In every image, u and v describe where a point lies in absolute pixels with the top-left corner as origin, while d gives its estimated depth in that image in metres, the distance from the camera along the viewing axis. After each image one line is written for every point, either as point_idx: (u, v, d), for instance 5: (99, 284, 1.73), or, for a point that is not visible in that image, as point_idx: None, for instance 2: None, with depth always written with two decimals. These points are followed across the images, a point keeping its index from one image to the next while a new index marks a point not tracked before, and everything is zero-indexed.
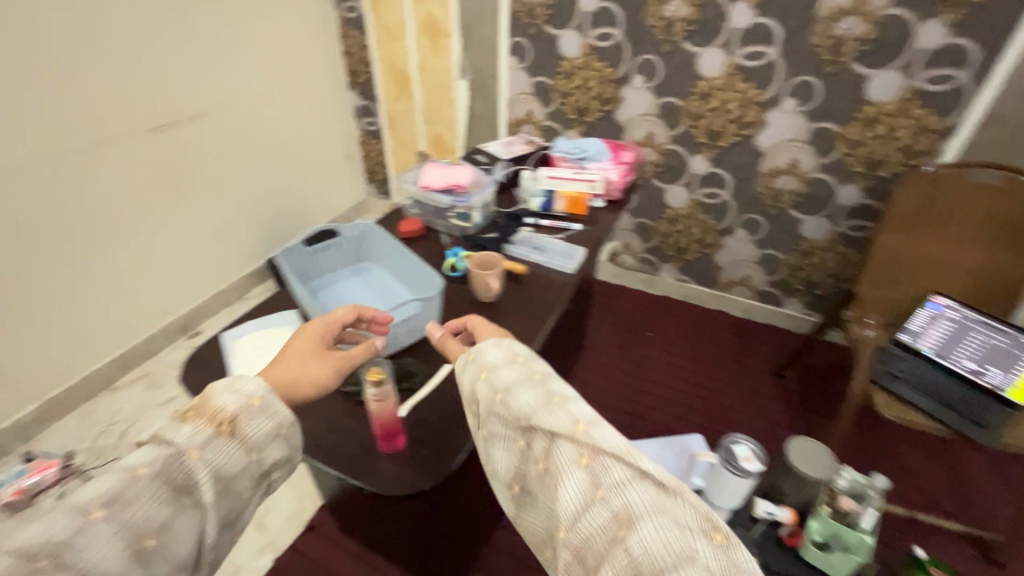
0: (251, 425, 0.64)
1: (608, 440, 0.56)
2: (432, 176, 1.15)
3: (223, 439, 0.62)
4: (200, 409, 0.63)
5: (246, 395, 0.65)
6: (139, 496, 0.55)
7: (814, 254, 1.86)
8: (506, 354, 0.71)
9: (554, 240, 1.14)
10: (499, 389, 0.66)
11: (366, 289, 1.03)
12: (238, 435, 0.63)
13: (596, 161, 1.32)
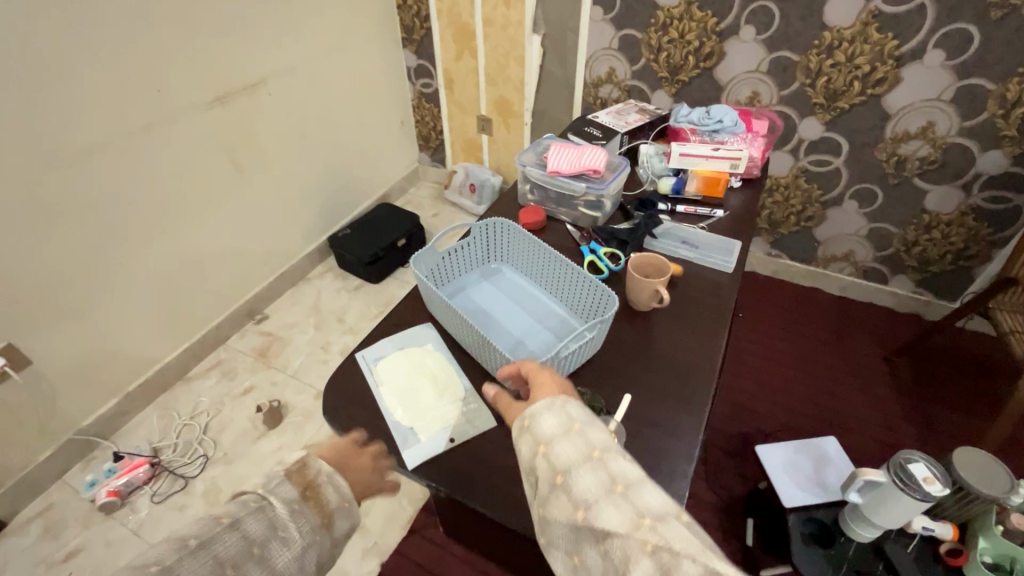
0: (339, 519, 0.56)
1: (678, 537, 0.45)
2: (559, 159, 1.00)
3: (307, 505, 0.55)
4: (307, 479, 0.57)
5: (335, 490, 0.57)
6: (222, 547, 0.49)
7: (937, 228, 1.67)
8: (556, 410, 0.56)
9: (699, 231, 1.00)
10: (544, 455, 0.54)
11: (506, 300, 0.86)
12: (320, 512, 0.55)
13: (731, 133, 1.15)
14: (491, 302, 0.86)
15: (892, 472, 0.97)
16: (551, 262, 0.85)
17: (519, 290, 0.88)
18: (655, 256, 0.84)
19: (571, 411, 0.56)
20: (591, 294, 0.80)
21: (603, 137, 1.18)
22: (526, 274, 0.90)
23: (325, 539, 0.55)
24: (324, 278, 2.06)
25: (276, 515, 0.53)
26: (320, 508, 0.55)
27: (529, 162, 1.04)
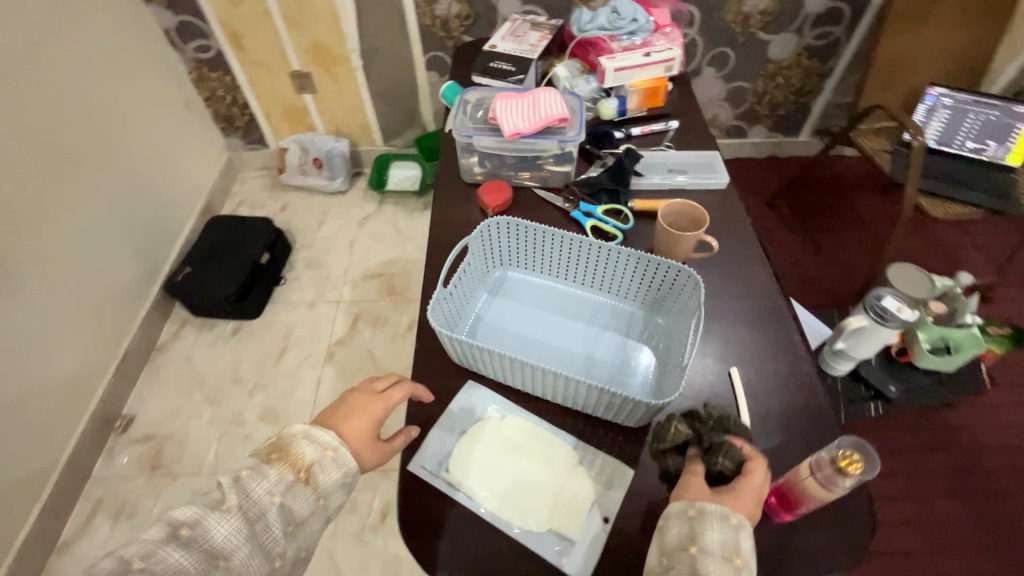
0: (321, 470, 0.56)
1: None
2: (512, 116, 0.79)
3: (274, 464, 0.55)
4: (281, 451, 0.56)
5: (313, 444, 0.57)
6: (190, 516, 0.52)
7: (779, 74, 1.80)
8: (731, 531, 0.48)
9: (670, 154, 0.91)
10: (692, 557, 0.47)
11: (545, 314, 0.70)
12: (292, 467, 0.55)
13: (648, 31, 1.02)
14: (524, 324, 0.69)
15: (869, 310, 1.09)
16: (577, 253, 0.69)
17: (546, 294, 0.72)
18: (680, 201, 0.73)
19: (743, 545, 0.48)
20: (644, 275, 0.67)
21: (519, 73, 0.98)
22: (544, 270, 0.73)
23: (306, 492, 0.55)
24: (183, 337, 1.59)
25: (244, 474, 0.54)
26: (294, 463, 0.55)
27: (470, 128, 0.81)
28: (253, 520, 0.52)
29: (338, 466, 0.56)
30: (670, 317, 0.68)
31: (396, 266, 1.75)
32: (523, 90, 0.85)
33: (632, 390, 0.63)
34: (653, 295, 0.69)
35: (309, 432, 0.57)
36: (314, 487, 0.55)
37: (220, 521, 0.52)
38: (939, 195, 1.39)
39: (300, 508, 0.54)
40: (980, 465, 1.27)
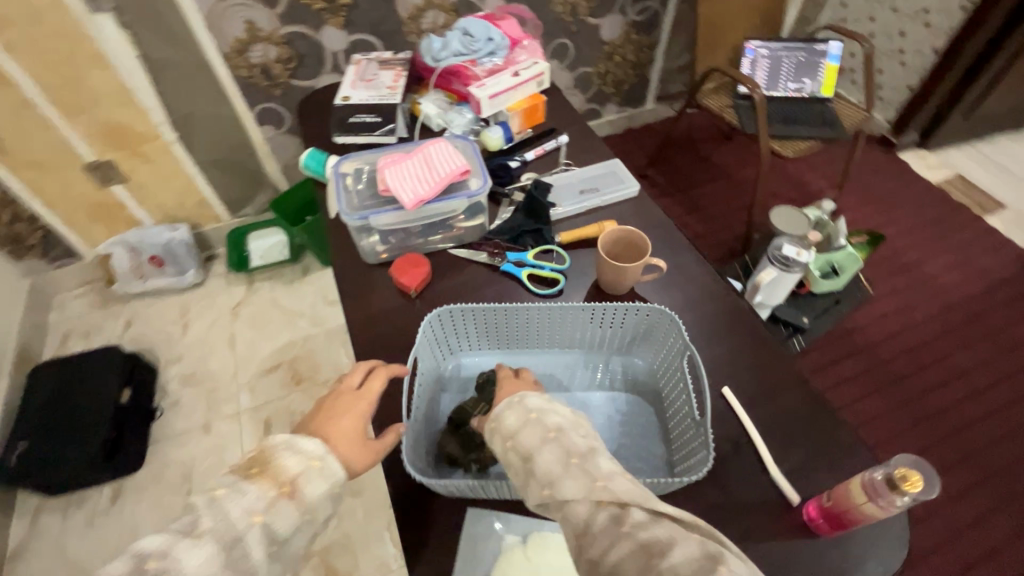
0: (308, 483, 0.45)
1: (626, 491, 0.42)
2: (408, 182, 0.67)
3: (253, 481, 0.43)
4: (261, 463, 0.45)
5: (297, 453, 0.46)
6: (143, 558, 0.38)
7: (616, 53, 1.87)
8: (517, 406, 0.49)
9: (573, 171, 0.86)
10: (510, 448, 0.47)
11: None
12: (276, 481, 0.44)
13: (507, 48, 0.95)
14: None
15: (774, 263, 1.16)
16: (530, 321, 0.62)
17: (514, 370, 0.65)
18: (614, 229, 0.68)
19: (554, 414, 0.48)
20: (609, 321, 0.61)
21: (388, 121, 0.87)
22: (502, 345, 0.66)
23: (290, 509, 0.43)
24: (45, 525, 1.25)
25: (217, 494, 0.42)
26: (276, 476, 0.44)
27: (362, 207, 0.69)
28: (230, 546, 0.40)
29: (327, 479, 0.46)
30: (648, 354, 0.64)
31: (293, 349, 1.52)
32: (407, 146, 0.74)
33: (640, 450, 0.58)
34: (625, 337, 0.63)
35: (293, 439, 0.47)
36: (302, 501, 0.44)
37: (191, 551, 0.39)
38: (785, 137, 1.54)
39: (287, 526, 0.43)
40: (878, 358, 1.46)
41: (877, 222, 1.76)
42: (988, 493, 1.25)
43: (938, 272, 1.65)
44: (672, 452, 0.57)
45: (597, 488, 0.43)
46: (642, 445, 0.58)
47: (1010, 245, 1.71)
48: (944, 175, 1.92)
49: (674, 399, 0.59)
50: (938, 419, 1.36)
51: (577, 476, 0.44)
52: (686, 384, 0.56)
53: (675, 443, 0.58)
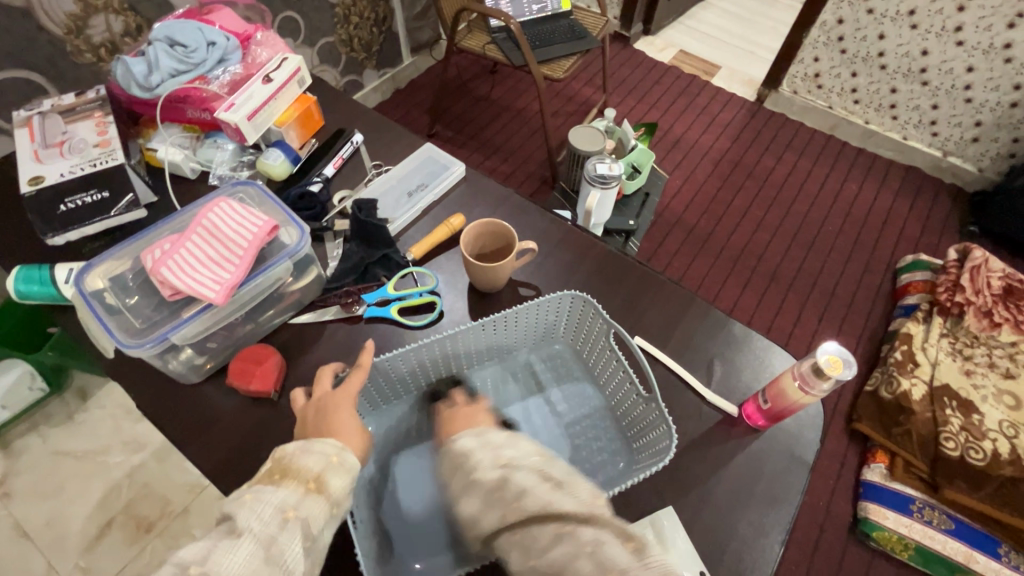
0: (334, 477, 0.44)
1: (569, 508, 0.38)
2: (199, 269, 0.49)
3: (280, 485, 0.42)
4: (283, 470, 0.43)
5: (315, 453, 0.44)
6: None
7: (351, 15, 1.68)
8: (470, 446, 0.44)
9: (389, 172, 0.74)
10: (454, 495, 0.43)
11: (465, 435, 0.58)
12: (300, 480, 0.43)
13: (239, 49, 0.75)
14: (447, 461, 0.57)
15: (594, 185, 1.20)
16: (447, 351, 0.57)
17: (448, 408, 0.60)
18: (470, 227, 0.60)
19: (478, 450, 0.43)
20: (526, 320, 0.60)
21: (126, 191, 0.63)
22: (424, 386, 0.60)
23: (321, 503, 0.42)
24: None
25: (243, 499, 0.41)
26: (298, 476, 0.43)
27: (148, 325, 0.49)
28: (271, 542, 0.38)
29: (349, 472, 0.45)
30: (566, 339, 0.63)
31: (121, 493, 1.11)
32: (171, 220, 0.54)
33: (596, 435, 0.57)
34: (541, 330, 0.62)
35: (304, 444, 0.45)
36: (329, 495, 0.43)
37: (235, 548, 0.37)
38: (549, 60, 1.57)
39: (319, 519, 0.42)
40: (688, 228, 1.71)
41: (642, 113, 1.96)
42: (794, 297, 1.57)
43: (698, 138, 1.93)
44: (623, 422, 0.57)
45: (516, 523, 0.38)
46: (596, 433, 0.58)
47: (735, 98, 2.06)
48: (670, 54, 2.21)
49: (608, 377, 0.60)
50: (745, 258, 1.65)
51: (497, 514, 0.40)
52: (618, 361, 0.57)
53: (624, 418, 0.57)
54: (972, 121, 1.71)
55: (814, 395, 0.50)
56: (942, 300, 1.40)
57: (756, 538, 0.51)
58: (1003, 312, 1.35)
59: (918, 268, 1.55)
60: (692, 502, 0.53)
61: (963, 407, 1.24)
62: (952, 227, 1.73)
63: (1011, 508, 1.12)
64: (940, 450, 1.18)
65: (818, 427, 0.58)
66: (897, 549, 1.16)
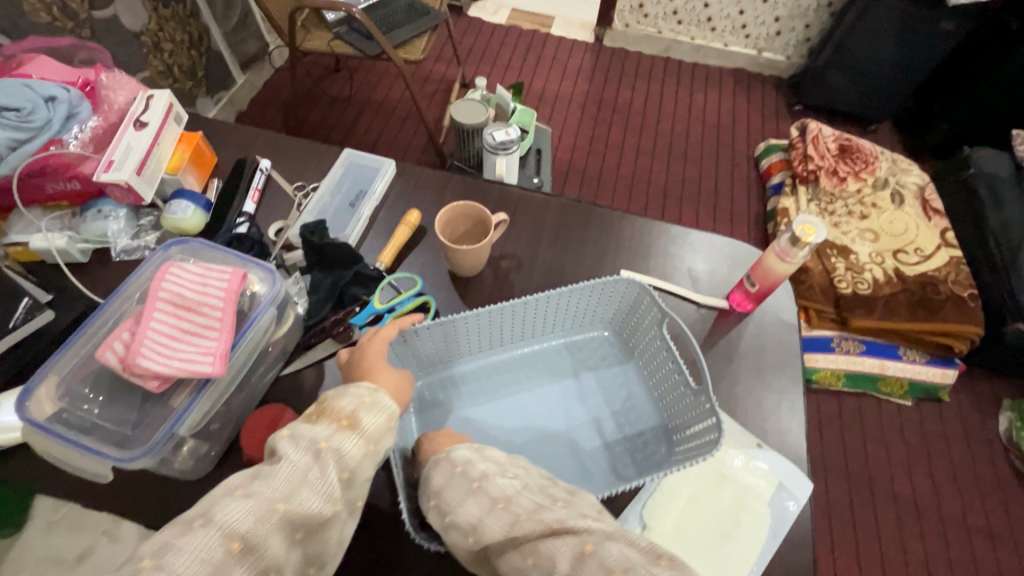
0: (366, 416, 0.40)
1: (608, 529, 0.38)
2: (181, 347, 0.43)
3: (316, 421, 0.40)
4: (323, 409, 0.41)
5: (351, 392, 0.42)
6: (210, 512, 0.34)
7: (161, 39, 1.48)
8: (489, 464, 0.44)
9: (321, 190, 0.69)
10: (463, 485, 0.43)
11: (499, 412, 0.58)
12: (333, 417, 0.40)
13: (86, 99, 0.63)
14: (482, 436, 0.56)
15: (498, 152, 1.19)
16: (483, 327, 0.57)
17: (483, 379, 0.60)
18: (443, 210, 0.61)
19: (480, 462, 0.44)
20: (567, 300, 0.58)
21: (17, 297, 0.52)
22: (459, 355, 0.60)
23: (355, 440, 0.39)
24: None
25: (282, 436, 0.39)
26: (332, 414, 0.40)
27: (141, 428, 0.42)
28: (303, 470, 0.36)
29: (384, 411, 0.41)
30: (610, 325, 0.63)
31: None
32: (108, 307, 0.46)
33: (633, 416, 0.58)
34: (580, 317, 0.61)
35: (343, 387, 0.43)
36: (363, 431, 0.40)
37: (271, 475, 0.35)
38: (403, 43, 1.53)
39: (355, 457, 0.39)
40: (581, 172, 1.79)
41: (501, 77, 1.99)
42: (687, 206, 1.74)
43: (559, 87, 2.01)
44: (659, 391, 0.59)
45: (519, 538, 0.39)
46: (632, 413, 0.58)
47: (577, 42, 2.17)
48: (506, 14, 2.25)
49: (653, 360, 0.59)
50: (637, 184, 1.78)
51: (499, 522, 0.40)
52: (663, 348, 0.56)
53: (658, 388, 0.59)
54: (772, 17, 1.98)
55: (794, 264, 0.57)
56: (800, 171, 1.64)
57: (781, 400, 0.58)
58: (844, 167, 1.62)
59: (772, 151, 1.80)
60: (723, 392, 0.59)
61: (843, 251, 1.48)
62: (784, 110, 2.01)
63: (899, 317, 1.36)
64: (838, 291, 1.39)
65: (790, 294, 0.66)
66: (833, 382, 1.39)
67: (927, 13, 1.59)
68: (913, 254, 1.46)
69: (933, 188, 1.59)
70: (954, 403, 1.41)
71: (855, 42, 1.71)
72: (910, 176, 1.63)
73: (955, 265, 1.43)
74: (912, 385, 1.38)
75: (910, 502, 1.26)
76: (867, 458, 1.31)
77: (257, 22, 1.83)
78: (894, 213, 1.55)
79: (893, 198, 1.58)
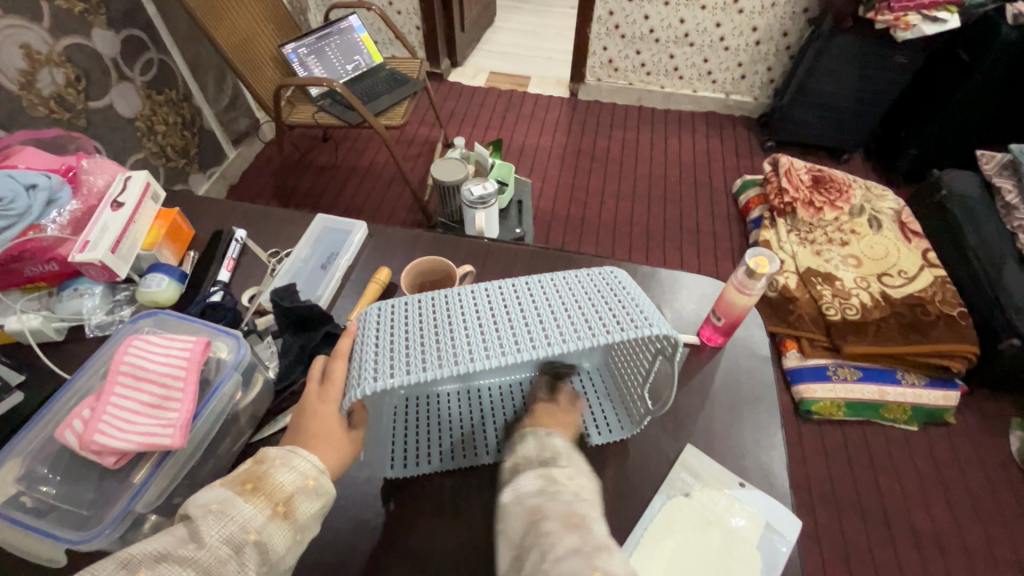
0: (302, 503, 0.41)
1: None
2: (140, 421, 0.43)
3: (248, 497, 0.40)
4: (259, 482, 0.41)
5: (293, 470, 0.42)
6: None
7: (155, 122, 1.56)
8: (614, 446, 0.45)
9: (295, 259, 0.70)
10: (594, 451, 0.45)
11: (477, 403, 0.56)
12: (269, 499, 0.40)
13: (66, 184, 0.67)
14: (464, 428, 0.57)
15: (477, 207, 1.22)
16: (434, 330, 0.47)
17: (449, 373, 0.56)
18: (410, 267, 0.63)
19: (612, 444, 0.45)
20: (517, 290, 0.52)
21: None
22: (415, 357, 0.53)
23: (284, 530, 0.40)
24: None
25: (208, 509, 0.38)
26: (269, 495, 0.40)
27: (98, 506, 0.42)
28: (223, 563, 0.36)
29: (320, 497, 0.43)
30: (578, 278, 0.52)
31: None
32: (75, 382, 0.47)
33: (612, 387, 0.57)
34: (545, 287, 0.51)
35: (284, 455, 0.43)
36: (294, 521, 0.40)
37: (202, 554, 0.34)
38: (383, 111, 1.60)
39: (277, 551, 0.39)
40: (565, 220, 1.84)
41: (482, 136, 2.08)
42: (672, 245, 1.76)
43: (538, 141, 2.09)
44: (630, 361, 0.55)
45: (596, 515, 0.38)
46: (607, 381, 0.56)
47: (553, 98, 2.28)
48: (483, 78, 2.38)
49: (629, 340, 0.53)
50: (620, 226, 1.82)
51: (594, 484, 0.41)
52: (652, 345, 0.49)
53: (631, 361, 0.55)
54: (735, 63, 2.08)
55: (755, 295, 0.57)
56: (777, 204, 1.68)
57: (762, 435, 0.57)
58: (819, 198, 1.66)
59: (748, 187, 1.85)
60: (702, 432, 0.57)
61: (827, 279, 1.50)
62: (756, 148, 2.08)
63: (891, 341, 1.36)
64: (828, 319, 1.41)
65: (761, 327, 0.66)
66: (834, 412, 1.35)
67: (879, 49, 1.67)
68: (897, 277, 1.48)
69: (909, 212, 1.62)
70: (961, 426, 1.37)
71: (816, 80, 1.80)
72: (885, 202, 1.67)
73: (940, 285, 1.43)
74: (915, 410, 1.35)
75: (930, 535, 1.20)
76: (880, 490, 1.26)
77: (248, 102, 1.94)
78: (874, 238, 1.58)
79: (871, 223, 1.62)
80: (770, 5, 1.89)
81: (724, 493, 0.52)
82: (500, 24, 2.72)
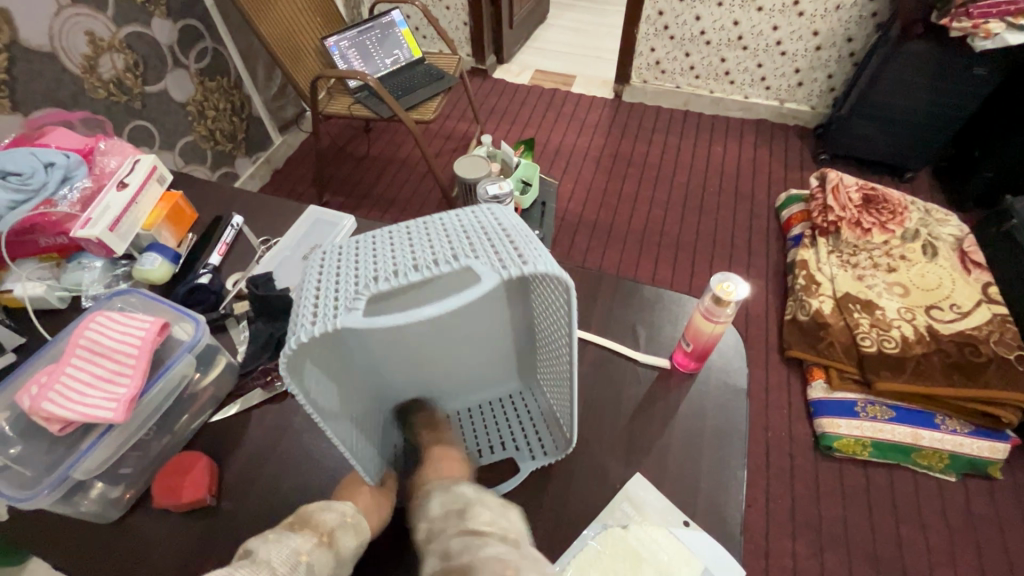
0: (343, 535, 0.42)
1: None
2: (89, 392, 0.46)
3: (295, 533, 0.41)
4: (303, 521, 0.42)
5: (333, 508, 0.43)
6: None
7: (206, 107, 1.65)
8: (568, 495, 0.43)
9: (280, 249, 0.72)
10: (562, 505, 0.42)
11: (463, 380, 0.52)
12: (315, 530, 0.41)
13: (83, 163, 0.72)
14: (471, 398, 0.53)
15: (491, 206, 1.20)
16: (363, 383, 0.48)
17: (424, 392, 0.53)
18: None
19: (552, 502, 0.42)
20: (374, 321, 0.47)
21: None
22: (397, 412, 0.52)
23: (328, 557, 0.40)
24: None
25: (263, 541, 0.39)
26: (312, 526, 0.42)
27: (47, 470, 0.45)
28: None
29: (359, 534, 0.43)
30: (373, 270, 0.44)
31: None
32: (46, 351, 0.51)
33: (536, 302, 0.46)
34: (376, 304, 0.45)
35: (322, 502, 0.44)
36: (336, 551, 0.41)
37: None
38: (416, 105, 1.62)
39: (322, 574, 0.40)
40: (592, 223, 1.80)
41: (519, 135, 2.07)
42: (702, 258, 1.68)
43: (575, 142, 2.05)
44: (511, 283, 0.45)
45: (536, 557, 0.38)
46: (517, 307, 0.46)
47: (596, 99, 2.23)
48: (528, 75, 2.37)
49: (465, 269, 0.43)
50: (649, 234, 1.76)
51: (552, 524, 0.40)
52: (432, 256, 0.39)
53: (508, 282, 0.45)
54: (792, 69, 1.96)
55: (722, 323, 0.55)
56: (820, 222, 1.57)
57: (722, 469, 0.54)
58: (869, 218, 1.54)
59: (792, 202, 1.73)
60: (656, 461, 0.54)
61: (866, 307, 1.39)
62: (808, 160, 1.95)
63: (931, 381, 1.25)
64: (861, 350, 1.31)
65: (742, 356, 0.62)
66: (859, 452, 1.25)
67: (954, 59, 1.52)
68: (948, 311, 1.35)
69: (971, 240, 1.47)
70: (1010, 482, 1.23)
71: (877, 91, 1.66)
72: (946, 228, 1.52)
73: (999, 324, 1.30)
74: (954, 458, 1.22)
75: None
76: (902, 541, 1.16)
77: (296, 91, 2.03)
78: (926, 267, 1.44)
79: (925, 250, 1.48)
80: (835, 8, 1.76)
81: (663, 525, 0.50)
82: (552, 21, 2.69)
